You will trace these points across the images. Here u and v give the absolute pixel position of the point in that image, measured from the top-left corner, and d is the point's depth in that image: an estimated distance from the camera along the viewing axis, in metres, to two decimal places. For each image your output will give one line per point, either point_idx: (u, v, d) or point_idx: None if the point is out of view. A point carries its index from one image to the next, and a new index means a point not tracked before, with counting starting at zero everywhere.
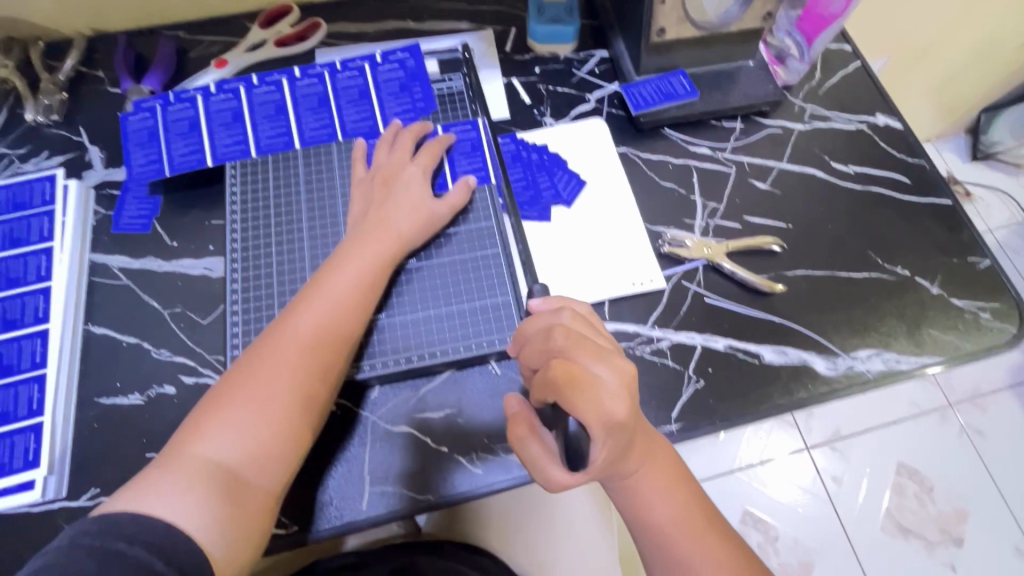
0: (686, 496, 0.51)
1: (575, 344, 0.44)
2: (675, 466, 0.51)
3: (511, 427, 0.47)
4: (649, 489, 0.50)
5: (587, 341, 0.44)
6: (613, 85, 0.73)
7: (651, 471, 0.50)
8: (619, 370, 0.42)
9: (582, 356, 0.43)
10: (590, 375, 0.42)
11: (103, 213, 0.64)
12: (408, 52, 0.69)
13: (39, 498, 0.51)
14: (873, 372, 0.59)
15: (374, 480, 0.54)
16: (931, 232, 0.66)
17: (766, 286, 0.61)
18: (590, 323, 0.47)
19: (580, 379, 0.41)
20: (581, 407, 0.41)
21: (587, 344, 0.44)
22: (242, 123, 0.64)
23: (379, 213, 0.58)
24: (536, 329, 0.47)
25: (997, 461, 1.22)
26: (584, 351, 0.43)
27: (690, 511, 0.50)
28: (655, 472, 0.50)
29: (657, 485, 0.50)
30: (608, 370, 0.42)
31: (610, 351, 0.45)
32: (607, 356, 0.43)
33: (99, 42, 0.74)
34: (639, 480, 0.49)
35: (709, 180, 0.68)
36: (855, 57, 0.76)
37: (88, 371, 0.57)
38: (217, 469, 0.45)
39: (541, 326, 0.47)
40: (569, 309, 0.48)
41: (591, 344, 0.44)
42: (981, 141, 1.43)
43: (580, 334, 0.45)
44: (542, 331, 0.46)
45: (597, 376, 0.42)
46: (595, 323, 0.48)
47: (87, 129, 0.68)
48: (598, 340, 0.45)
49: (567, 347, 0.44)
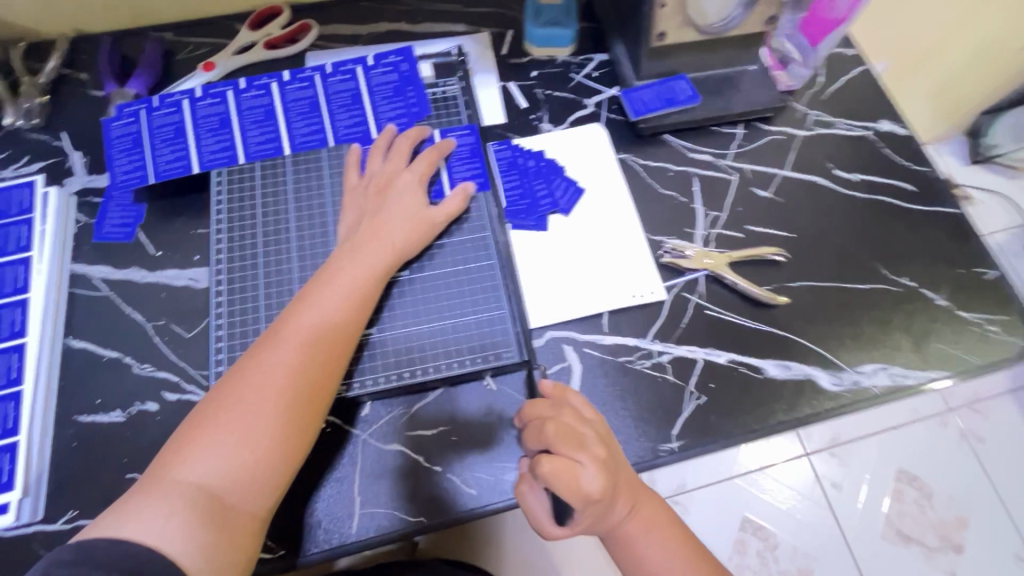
0: (673, 535, 0.51)
1: (561, 436, 0.47)
2: (658, 506, 0.52)
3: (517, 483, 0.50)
4: (635, 532, 0.50)
5: (572, 432, 0.47)
6: (612, 89, 0.71)
7: (636, 514, 0.50)
8: (597, 459, 0.47)
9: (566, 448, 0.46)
10: (570, 463, 0.45)
11: (84, 221, 0.61)
12: (401, 56, 0.67)
13: (14, 522, 0.49)
14: (879, 387, 0.57)
15: (364, 501, 0.52)
16: (937, 242, 0.64)
17: (768, 297, 0.60)
18: (583, 416, 0.49)
19: (561, 466, 0.45)
20: (561, 487, 0.45)
21: (573, 434, 0.47)
22: (230, 128, 0.62)
23: (372, 223, 0.56)
24: (533, 415, 0.50)
25: (998, 467, 1.21)
26: (567, 442, 0.46)
27: (679, 550, 0.50)
28: (640, 515, 0.50)
29: (642, 527, 0.50)
30: (587, 458, 0.46)
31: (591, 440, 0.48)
32: (589, 447, 0.47)
33: (82, 43, 0.71)
34: (623, 525, 0.50)
35: (710, 188, 0.67)
36: (859, 61, 0.75)
37: (67, 387, 0.54)
38: (200, 493, 0.43)
39: (538, 414, 0.49)
40: (568, 404, 0.50)
41: (577, 435, 0.47)
42: (981, 144, 1.42)
43: (567, 425, 0.47)
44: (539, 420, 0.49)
45: (576, 464, 0.46)
46: (590, 416, 0.50)
47: (68, 133, 0.66)
48: (583, 430, 0.48)
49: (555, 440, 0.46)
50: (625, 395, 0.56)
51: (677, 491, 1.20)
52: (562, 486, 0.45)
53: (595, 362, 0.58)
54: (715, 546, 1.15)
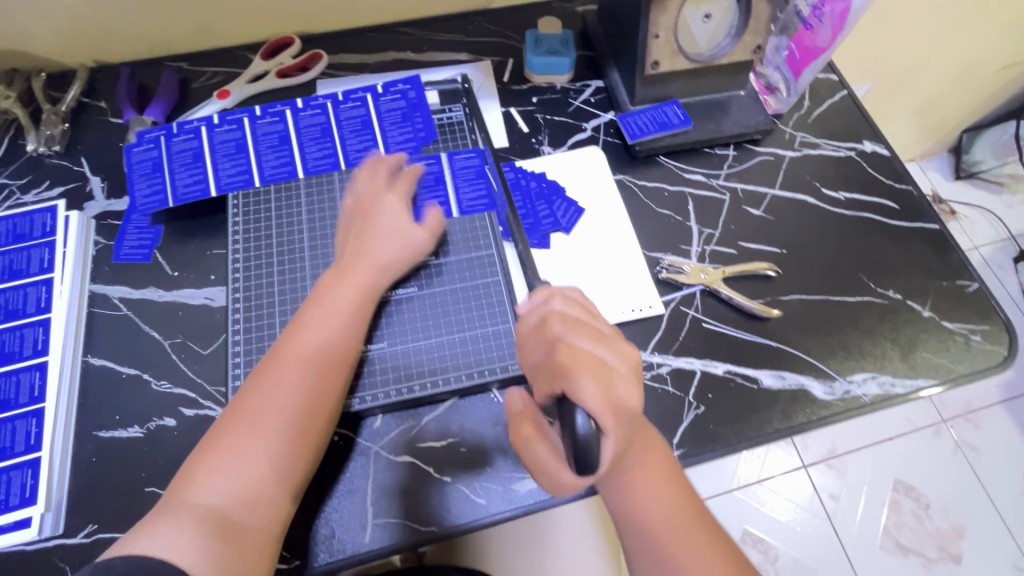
0: (678, 494, 0.50)
1: (572, 328, 0.45)
2: (667, 462, 0.51)
3: (517, 428, 0.48)
4: (640, 483, 0.49)
5: (586, 326, 0.45)
6: (609, 114, 0.75)
7: (643, 464, 0.49)
8: (619, 352, 0.45)
9: (579, 338, 0.44)
10: (591, 355, 0.43)
11: (104, 243, 0.64)
12: (409, 84, 0.70)
13: (35, 536, 0.50)
14: (870, 396, 0.60)
15: (376, 512, 0.53)
16: (921, 256, 0.68)
17: (762, 311, 0.62)
18: (590, 309, 0.48)
19: (580, 357, 0.43)
20: (586, 390, 0.41)
21: (588, 328, 0.45)
22: (245, 153, 0.65)
23: (357, 246, 0.58)
24: (531, 326, 0.48)
25: (992, 477, 1.23)
26: (583, 333, 0.45)
27: (682, 510, 0.49)
28: (647, 467, 0.49)
29: (647, 479, 0.49)
30: (610, 355, 0.44)
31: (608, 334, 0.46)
32: (606, 340, 0.45)
33: (101, 73, 0.75)
34: (629, 471, 0.49)
35: (704, 207, 0.70)
36: (842, 86, 0.79)
37: (86, 404, 0.56)
38: (210, 513, 0.45)
39: (536, 319, 0.47)
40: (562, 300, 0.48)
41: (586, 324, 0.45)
42: (964, 161, 1.47)
43: (576, 319, 0.46)
44: (537, 324, 0.47)
45: (599, 358, 0.43)
46: (596, 311, 0.48)
47: (88, 159, 0.69)
48: (597, 323, 0.46)
49: (563, 328, 0.45)
50: None
51: None
52: (586, 386, 0.41)
53: None
54: None
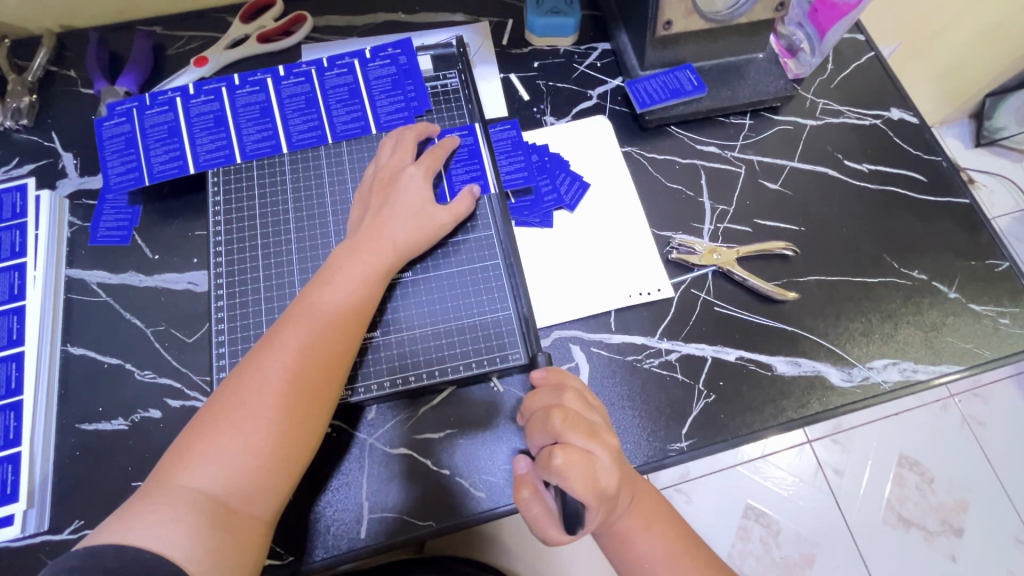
0: (672, 532, 0.50)
1: (572, 425, 0.44)
2: (656, 501, 0.51)
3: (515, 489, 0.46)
4: (632, 528, 0.49)
5: (582, 421, 0.45)
6: (616, 80, 0.69)
7: (633, 509, 0.50)
8: (607, 450, 0.45)
9: (576, 437, 0.44)
10: (585, 455, 0.43)
11: (79, 224, 0.60)
12: (400, 48, 0.65)
13: (20, 533, 0.48)
14: (890, 383, 0.57)
15: (372, 506, 0.51)
16: (948, 234, 0.63)
17: (778, 294, 0.59)
18: (587, 402, 0.48)
19: (575, 457, 0.42)
20: (577, 484, 0.42)
21: (583, 424, 0.45)
22: (225, 127, 0.61)
23: (376, 221, 0.54)
24: (537, 408, 0.48)
25: (998, 452, 1.21)
26: (579, 432, 0.44)
27: (678, 548, 0.49)
28: (638, 510, 0.50)
29: (639, 523, 0.49)
30: (600, 449, 0.44)
31: (599, 430, 0.46)
32: (600, 436, 0.45)
33: (69, 39, 0.69)
34: (620, 519, 0.49)
35: (718, 181, 0.65)
36: (869, 47, 0.73)
37: (66, 395, 0.54)
38: (205, 500, 0.42)
39: (543, 404, 0.47)
40: (569, 388, 0.48)
41: (585, 422, 0.45)
42: (986, 127, 1.40)
43: (576, 413, 0.46)
44: (542, 411, 0.47)
45: (591, 456, 0.43)
46: (593, 402, 0.49)
47: (59, 134, 0.64)
48: (590, 419, 0.46)
49: (564, 428, 0.44)
50: (635, 394, 0.56)
51: (680, 481, 1.20)
52: (576, 480, 0.42)
53: (603, 361, 0.57)
54: (717, 533, 1.16)
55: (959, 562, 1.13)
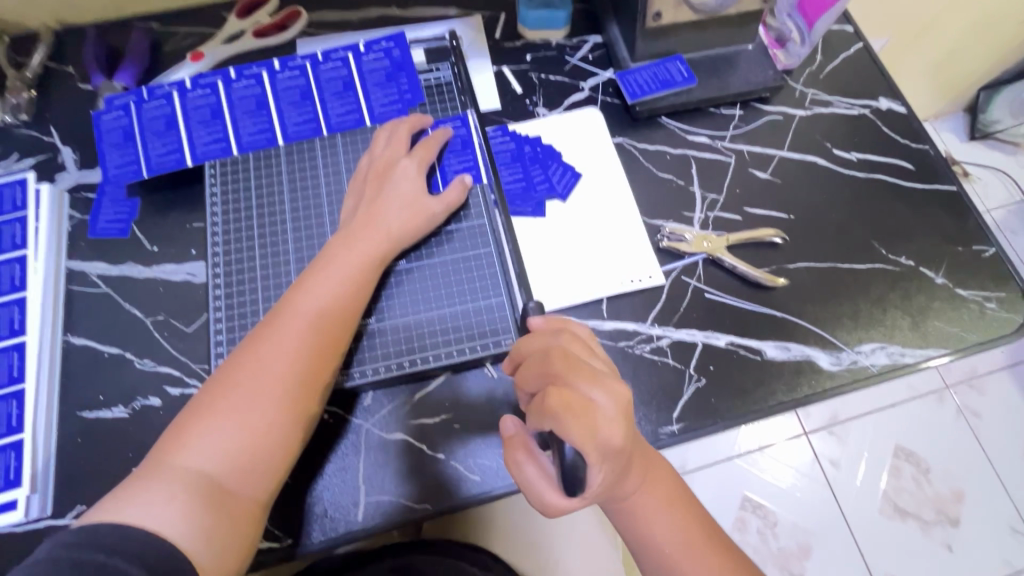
0: (683, 510, 0.51)
1: (570, 367, 0.43)
2: (671, 479, 0.52)
3: (507, 453, 0.47)
4: (647, 505, 0.50)
5: (582, 364, 0.44)
6: (608, 72, 0.70)
7: (648, 487, 0.50)
8: (614, 398, 0.42)
9: (575, 380, 0.42)
10: (586, 397, 0.41)
11: (78, 217, 0.61)
12: (393, 41, 0.66)
13: (23, 518, 0.49)
14: (878, 366, 0.58)
15: (368, 489, 0.52)
16: (935, 220, 0.64)
17: (767, 280, 0.60)
18: (589, 348, 0.47)
19: (574, 400, 0.41)
20: (574, 430, 0.40)
21: (583, 367, 0.44)
22: (221, 119, 0.61)
23: (370, 210, 0.55)
24: (533, 351, 0.47)
25: (992, 441, 1.22)
26: (578, 375, 0.43)
27: (689, 528, 0.50)
28: (653, 488, 0.50)
29: (654, 501, 0.50)
30: (603, 396, 0.42)
31: (604, 375, 0.44)
32: (602, 380, 0.43)
33: (67, 35, 0.70)
34: (636, 496, 0.50)
35: (708, 170, 0.66)
36: (858, 38, 0.74)
37: (68, 383, 0.55)
38: (201, 480, 0.43)
39: (540, 348, 0.47)
40: (568, 333, 0.48)
41: (585, 365, 0.44)
42: (979, 120, 1.41)
43: (575, 357, 0.44)
44: (540, 353, 0.46)
45: (591, 404, 0.41)
46: (594, 348, 0.48)
47: (58, 129, 0.65)
48: (592, 362, 0.45)
49: (560, 369, 0.43)
50: (627, 379, 0.57)
51: (678, 472, 1.21)
52: (574, 427, 0.40)
53: None
54: None
55: (954, 550, 1.14)
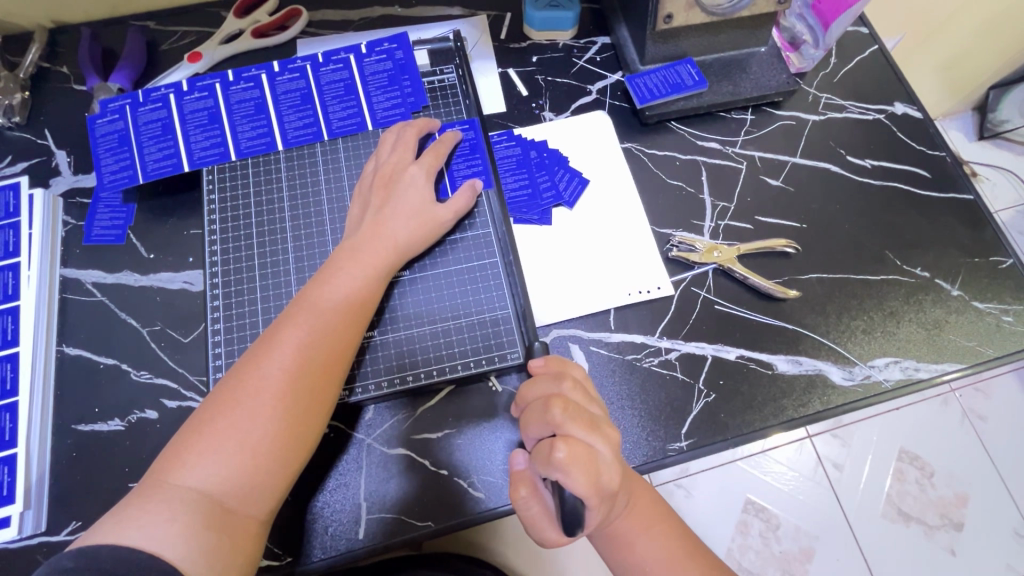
0: (668, 529, 0.50)
1: (573, 416, 0.43)
2: (653, 501, 0.51)
3: (512, 487, 0.45)
4: (631, 531, 0.49)
5: (584, 414, 0.44)
6: (616, 75, 0.69)
7: (630, 511, 0.49)
8: (609, 441, 0.44)
9: (577, 429, 0.43)
10: (587, 449, 0.42)
11: (73, 223, 0.59)
12: (396, 43, 0.64)
13: (17, 535, 0.48)
14: (891, 381, 0.56)
15: (370, 506, 0.51)
16: (951, 230, 0.63)
17: (779, 292, 0.58)
18: (589, 394, 0.47)
19: (578, 451, 0.41)
20: (579, 480, 0.40)
21: (585, 417, 0.44)
22: (219, 123, 0.60)
23: (376, 219, 0.54)
24: (536, 398, 0.47)
25: (998, 446, 1.21)
26: (581, 424, 0.43)
27: (672, 544, 0.49)
28: (635, 512, 0.49)
29: (637, 526, 0.49)
30: (602, 442, 0.43)
31: (601, 421, 0.45)
32: (601, 428, 0.44)
33: (61, 35, 0.68)
34: (617, 521, 0.49)
35: (719, 177, 0.64)
36: (873, 40, 0.72)
37: (62, 395, 0.53)
38: (201, 500, 0.42)
39: (542, 394, 0.47)
40: (570, 377, 0.48)
41: (588, 414, 0.44)
42: (989, 120, 1.39)
43: (577, 405, 0.44)
44: (543, 399, 0.46)
45: (593, 451, 0.42)
46: (593, 395, 0.48)
47: (52, 131, 0.63)
48: (592, 410, 0.45)
49: (566, 419, 0.43)
50: (634, 393, 0.55)
51: (680, 476, 1.20)
52: (579, 475, 0.40)
53: (602, 360, 0.56)
54: (717, 529, 1.16)
55: (958, 556, 1.13)
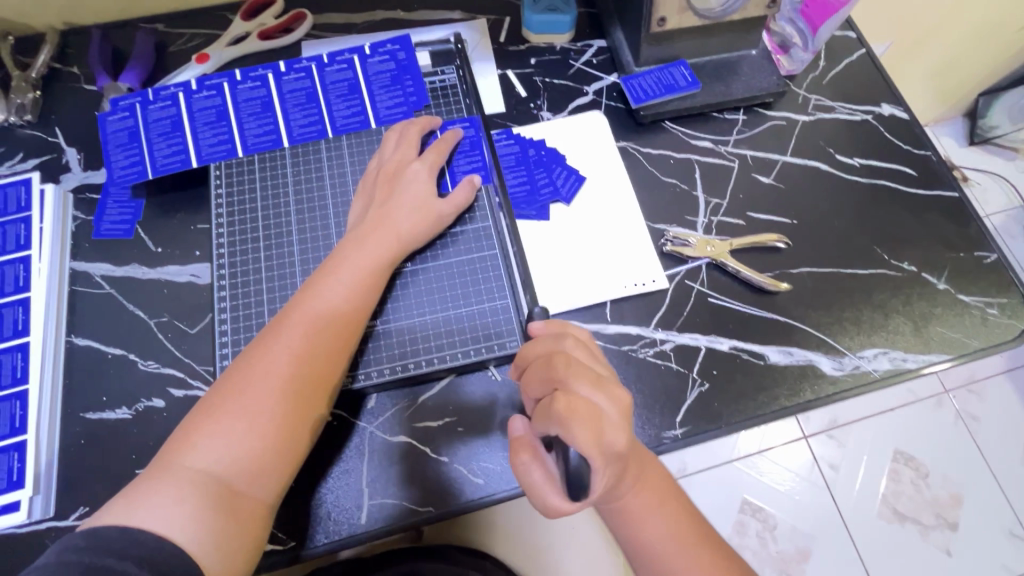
0: (677, 509, 0.51)
1: (576, 373, 0.44)
2: (666, 482, 0.51)
3: (514, 452, 0.46)
4: (640, 508, 0.50)
5: (588, 372, 0.44)
6: (612, 76, 0.71)
7: (640, 487, 0.50)
8: (616, 401, 0.43)
9: (580, 385, 0.43)
10: (590, 406, 0.42)
11: (82, 218, 0.61)
12: (398, 44, 0.66)
13: (26, 519, 0.49)
14: (880, 371, 0.58)
15: (372, 492, 0.52)
16: (938, 226, 0.65)
17: (771, 284, 0.60)
18: (591, 354, 0.48)
19: (580, 407, 0.41)
20: (582, 434, 0.40)
21: (589, 375, 0.44)
22: (227, 121, 0.62)
23: (380, 212, 0.55)
24: (537, 355, 0.48)
25: (991, 447, 1.23)
26: (583, 380, 0.43)
27: (680, 526, 0.50)
28: (645, 490, 0.50)
29: (646, 504, 0.50)
30: (606, 400, 0.43)
31: (607, 381, 0.45)
32: (607, 388, 0.44)
33: (72, 36, 0.70)
34: (628, 499, 0.49)
35: (712, 175, 0.66)
36: (860, 44, 0.74)
37: (71, 384, 0.55)
38: (209, 482, 0.43)
39: (544, 352, 0.48)
40: (570, 336, 0.49)
41: (592, 372, 0.44)
42: (979, 126, 1.41)
43: (580, 362, 0.45)
44: (543, 357, 0.47)
45: (597, 407, 0.42)
46: (596, 353, 0.49)
47: (62, 129, 0.65)
48: (597, 369, 0.46)
49: (568, 377, 0.43)
50: (630, 382, 0.57)
51: (677, 476, 1.21)
52: (581, 429, 0.40)
53: (599, 351, 0.58)
54: (715, 527, 1.17)
55: (953, 555, 1.14)
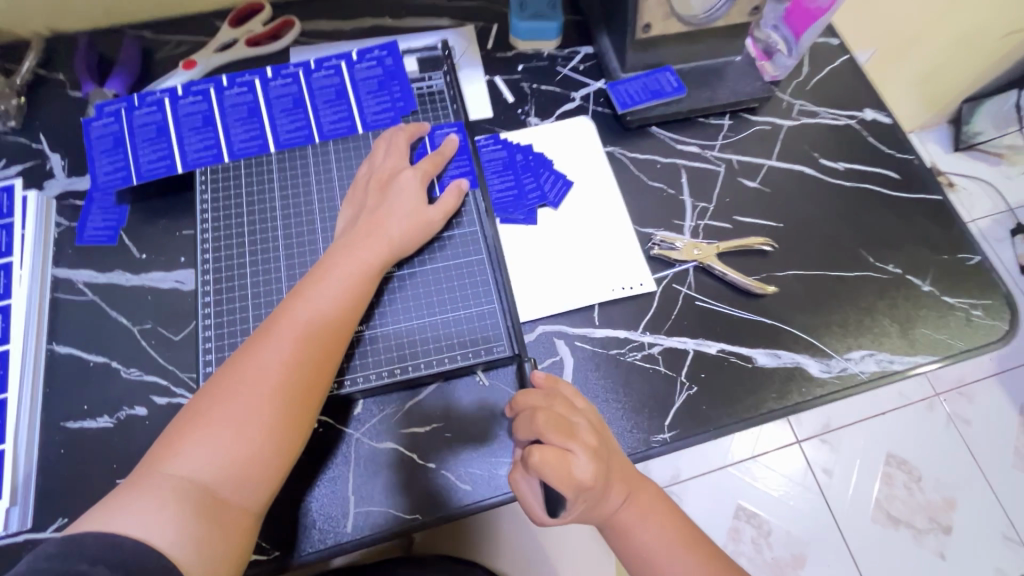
0: (673, 521, 0.51)
1: (552, 424, 0.45)
2: (658, 495, 0.52)
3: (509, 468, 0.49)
4: (634, 521, 0.50)
5: (563, 421, 0.46)
6: (599, 82, 0.71)
7: (634, 502, 0.50)
8: (588, 448, 0.46)
9: (554, 435, 0.45)
10: (562, 453, 0.44)
11: (66, 224, 0.60)
12: (386, 50, 0.66)
13: (2, 531, 0.48)
14: (867, 373, 0.58)
15: (358, 500, 0.52)
16: (922, 229, 0.65)
17: (758, 288, 0.60)
18: (574, 406, 0.49)
19: (551, 456, 0.44)
20: (553, 481, 0.43)
21: (564, 424, 0.46)
22: (213, 127, 0.61)
23: (371, 218, 0.55)
24: (527, 405, 0.49)
25: (983, 451, 1.23)
26: (557, 432, 0.45)
27: (678, 538, 0.50)
28: (639, 504, 0.50)
29: (641, 517, 0.50)
30: (579, 447, 0.45)
31: (582, 429, 0.47)
32: (580, 436, 0.46)
33: (57, 43, 0.70)
34: (622, 513, 0.50)
35: (699, 180, 0.67)
36: (843, 50, 0.75)
37: (52, 393, 0.54)
38: (192, 489, 0.42)
39: (532, 404, 0.48)
40: (559, 395, 0.49)
41: (568, 423, 0.46)
42: (964, 132, 1.43)
43: (559, 414, 0.47)
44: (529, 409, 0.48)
45: (568, 454, 0.44)
46: (579, 405, 0.50)
47: (47, 135, 0.65)
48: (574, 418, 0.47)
49: (546, 429, 0.45)
50: (618, 386, 0.57)
51: (670, 482, 1.21)
52: (553, 478, 0.43)
53: (587, 355, 0.58)
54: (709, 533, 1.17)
55: (947, 559, 1.14)
